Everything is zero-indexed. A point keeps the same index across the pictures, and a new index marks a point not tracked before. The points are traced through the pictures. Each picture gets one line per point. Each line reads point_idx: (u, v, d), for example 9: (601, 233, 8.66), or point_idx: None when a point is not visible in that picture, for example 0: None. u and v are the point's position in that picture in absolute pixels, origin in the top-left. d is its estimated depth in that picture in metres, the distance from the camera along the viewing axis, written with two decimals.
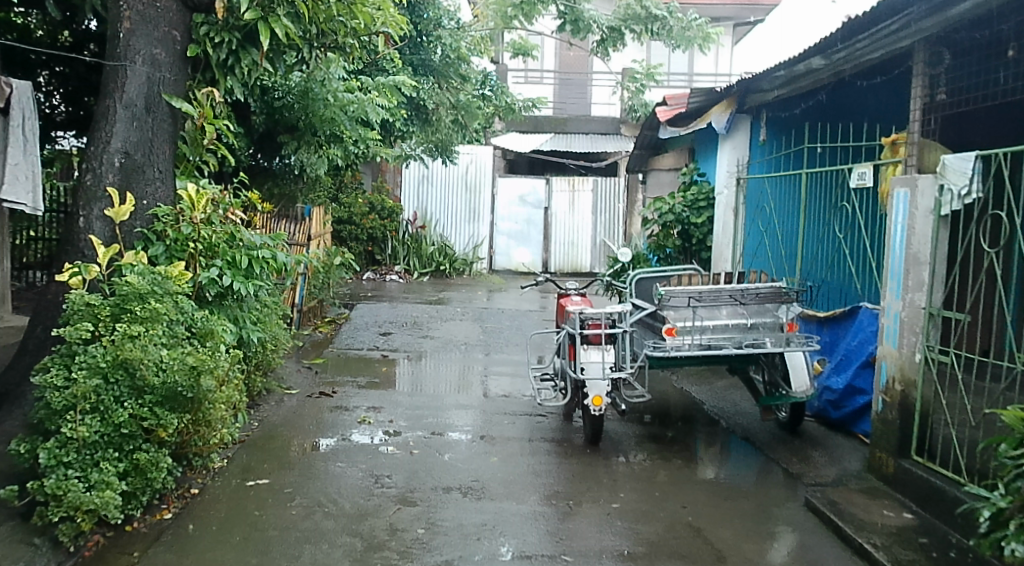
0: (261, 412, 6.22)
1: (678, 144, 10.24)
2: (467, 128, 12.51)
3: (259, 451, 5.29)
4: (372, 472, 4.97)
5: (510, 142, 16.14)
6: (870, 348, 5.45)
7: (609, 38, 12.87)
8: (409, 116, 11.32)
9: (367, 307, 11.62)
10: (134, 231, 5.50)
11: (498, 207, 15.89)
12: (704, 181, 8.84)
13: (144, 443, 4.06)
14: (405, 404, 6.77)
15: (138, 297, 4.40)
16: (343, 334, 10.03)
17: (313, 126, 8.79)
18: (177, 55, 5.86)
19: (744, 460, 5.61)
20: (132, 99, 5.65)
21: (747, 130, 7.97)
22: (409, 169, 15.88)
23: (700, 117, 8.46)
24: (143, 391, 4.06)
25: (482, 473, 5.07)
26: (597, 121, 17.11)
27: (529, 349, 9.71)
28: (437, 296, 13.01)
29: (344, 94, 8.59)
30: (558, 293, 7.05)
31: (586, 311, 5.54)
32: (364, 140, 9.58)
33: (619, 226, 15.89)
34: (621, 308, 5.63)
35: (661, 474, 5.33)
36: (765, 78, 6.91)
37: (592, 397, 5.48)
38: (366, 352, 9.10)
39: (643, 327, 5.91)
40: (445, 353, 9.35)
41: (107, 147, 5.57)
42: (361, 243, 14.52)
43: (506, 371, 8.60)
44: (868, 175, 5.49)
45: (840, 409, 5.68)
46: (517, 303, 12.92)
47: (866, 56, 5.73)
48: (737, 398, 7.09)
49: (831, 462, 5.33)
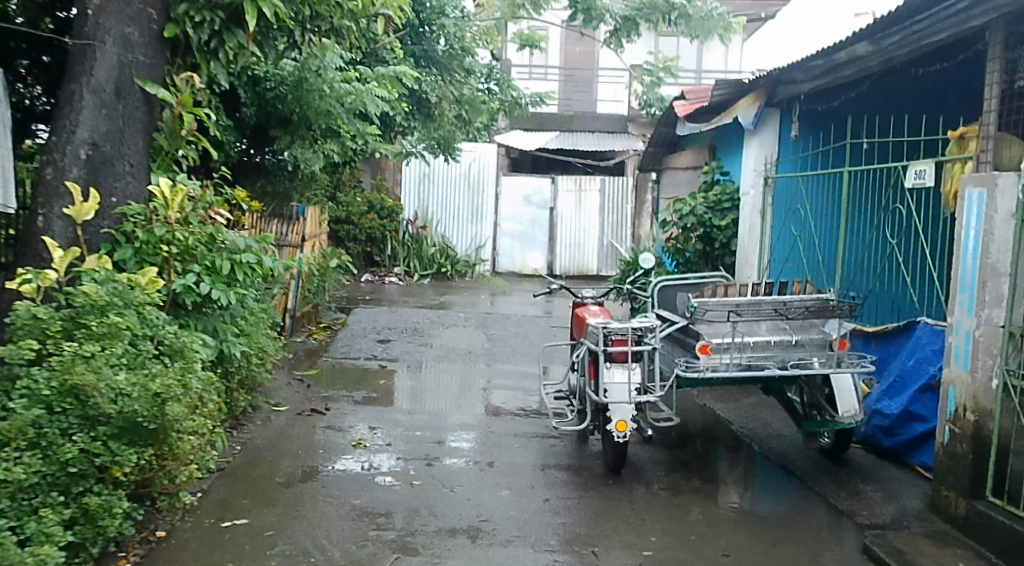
0: (245, 434, 5.60)
1: (695, 141, 9.64)
2: (471, 125, 11.91)
3: (240, 483, 4.67)
4: (367, 509, 4.35)
5: (515, 139, 15.51)
6: (930, 370, 4.83)
7: (623, 28, 12.31)
8: (410, 110, 10.70)
9: (364, 312, 11.00)
10: (100, 232, 4.89)
11: (502, 207, 15.28)
12: (726, 180, 8.25)
13: (96, 485, 3.46)
14: (405, 423, 6.15)
15: (97, 310, 3.84)
16: (338, 341, 9.41)
17: (307, 118, 8.19)
18: (153, 36, 5.22)
19: (784, 492, 5.01)
20: (100, 83, 5.01)
21: (777, 125, 7.35)
22: (409, 167, 15.19)
23: (725, 113, 7.87)
24: (98, 421, 3.48)
25: (491, 511, 4.45)
26: (605, 118, 16.49)
27: (536, 360, 9.09)
28: (438, 300, 12.38)
29: (341, 84, 7.96)
30: (574, 302, 6.45)
31: (610, 326, 4.90)
32: (363, 134, 8.96)
33: (627, 227, 15.30)
34: (649, 322, 4.98)
35: (694, 509, 4.72)
36: (802, 67, 6.34)
37: (615, 421, 4.87)
38: (363, 362, 8.47)
39: (671, 343, 5.28)
40: (445, 362, 8.73)
41: (71, 137, 4.91)
42: (360, 243, 13.89)
43: (513, 384, 7.98)
44: (927, 174, 4.86)
45: (893, 437, 5.05)
46: (522, 307, 12.29)
47: (925, 40, 5.14)
48: (768, 418, 6.47)
49: (887, 499, 4.72)
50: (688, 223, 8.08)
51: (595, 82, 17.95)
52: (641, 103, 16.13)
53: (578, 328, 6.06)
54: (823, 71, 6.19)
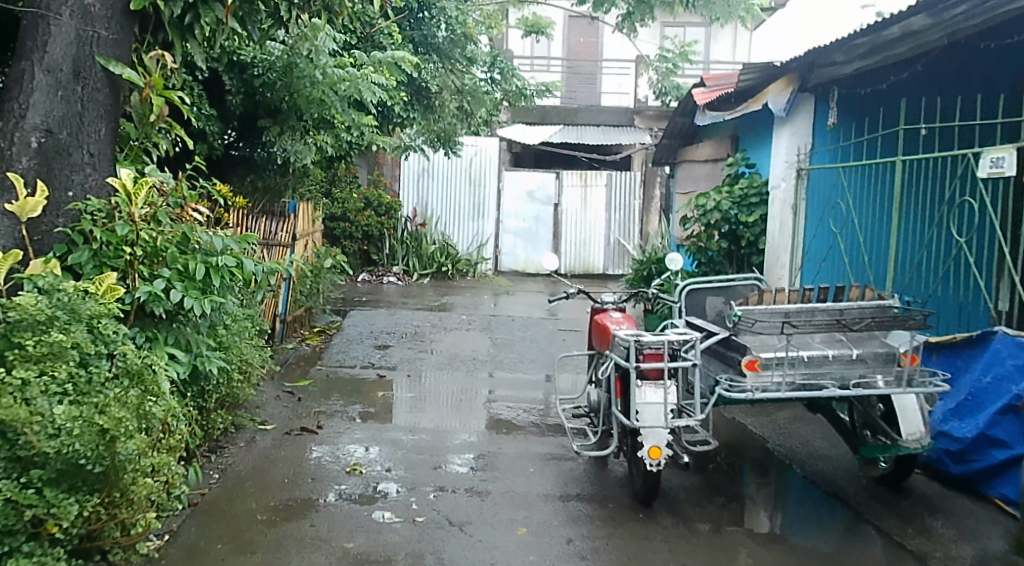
0: (225, 458, 4.96)
1: (716, 132, 8.95)
2: (473, 117, 11.27)
3: (216, 522, 4.04)
4: (362, 557, 3.73)
5: (513, 131, 14.75)
6: (1013, 389, 4.27)
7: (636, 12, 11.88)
8: (409, 99, 9.99)
9: (361, 314, 10.36)
10: (54, 232, 4.25)
11: (504, 203, 14.62)
12: (753, 173, 7.58)
13: (26, 543, 2.83)
14: (405, 443, 5.50)
15: (39, 326, 3.19)
16: (333, 347, 8.77)
17: (298, 107, 7.57)
18: (118, 9, 4.56)
19: (838, 524, 4.38)
20: (56, 62, 4.36)
21: (811, 112, 6.74)
22: (408, 161, 14.55)
23: (752, 100, 7.24)
24: (31, 464, 2.84)
25: (506, 557, 3.82)
26: (609, 110, 15.57)
27: (545, 367, 8.44)
28: (439, 301, 11.74)
29: (335, 70, 7.28)
30: (592, 307, 5.82)
31: (642, 338, 4.26)
32: (358, 125, 8.28)
33: (635, 224, 14.65)
34: (689, 334, 4.34)
35: (740, 550, 4.08)
36: (847, 42, 5.75)
37: (648, 448, 4.21)
38: (359, 371, 7.83)
39: (710, 357, 4.63)
40: (447, 371, 8.08)
41: (20, 122, 4.27)
42: (357, 241, 13.26)
43: (522, 395, 7.34)
44: (1006, 162, 4.23)
45: (964, 463, 4.49)
46: (527, 309, 11.66)
47: (1001, 11, 4.49)
48: (808, 435, 5.83)
49: (961, 537, 4.09)
50: (712, 221, 7.39)
51: (599, 73, 17.26)
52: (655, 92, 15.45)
53: (598, 338, 5.44)
54: (872, 48, 5.60)
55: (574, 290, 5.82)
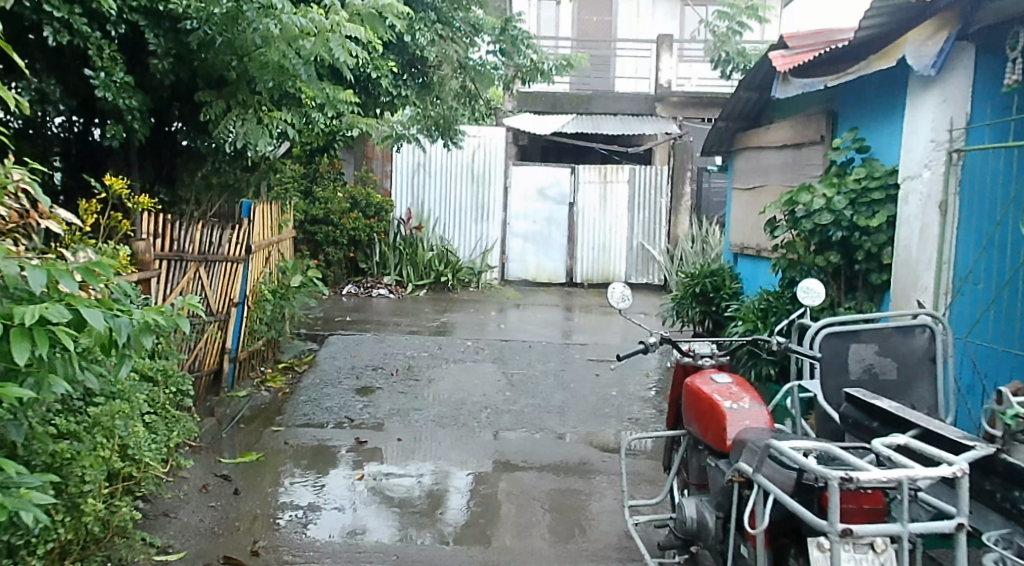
0: None
1: (797, 109, 6.89)
2: (478, 100, 9.18)
3: None
4: None
5: (522, 121, 12.57)
6: None
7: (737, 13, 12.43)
8: (399, 72, 7.87)
9: (342, 341, 8.30)
10: None
11: (512, 202, 12.54)
12: (869, 159, 5.50)
13: None
14: None
15: None
16: (301, 392, 6.72)
17: (249, 75, 5.49)
18: None
19: None
20: None
21: (970, 68, 4.74)
22: (401, 155, 12.42)
23: (874, 56, 5.16)
24: None
25: None
26: (629, 98, 13.35)
27: (578, 418, 6.40)
28: (438, 321, 9.65)
29: (295, 18, 5.07)
30: (677, 361, 3.82)
31: (851, 478, 2.11)
32: (333, 103, 6.13)
33: (661, 226, 12.51)
34: (960, 468, 2.11)
35: None
36: None
37: None
38: (330, 432, 5.77)
39: (943, 489, 2.64)
40: (450, 428, 6.02)
41: None
42: (341, 248, 11.21)
43: (553, 467, 5.28)
44: None
45: None
46: (542, 329, 9.60)
47: None
48: None
49: None
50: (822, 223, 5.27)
51: (614, 55, 15.21)
52: (712, 61, 12.40)
53: (697, 418, 3.43)
54: None
55: (650, 338, 3.79)
